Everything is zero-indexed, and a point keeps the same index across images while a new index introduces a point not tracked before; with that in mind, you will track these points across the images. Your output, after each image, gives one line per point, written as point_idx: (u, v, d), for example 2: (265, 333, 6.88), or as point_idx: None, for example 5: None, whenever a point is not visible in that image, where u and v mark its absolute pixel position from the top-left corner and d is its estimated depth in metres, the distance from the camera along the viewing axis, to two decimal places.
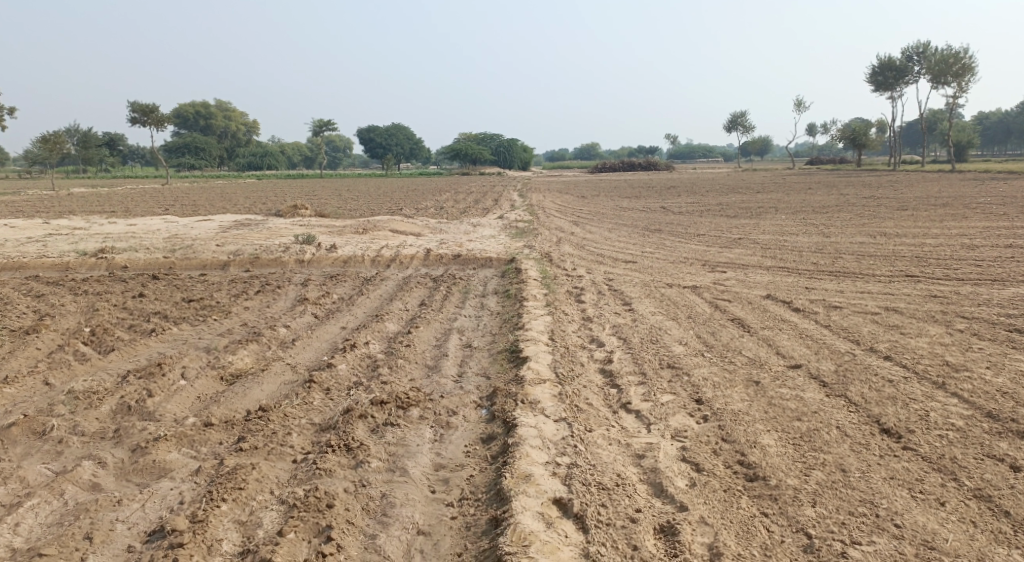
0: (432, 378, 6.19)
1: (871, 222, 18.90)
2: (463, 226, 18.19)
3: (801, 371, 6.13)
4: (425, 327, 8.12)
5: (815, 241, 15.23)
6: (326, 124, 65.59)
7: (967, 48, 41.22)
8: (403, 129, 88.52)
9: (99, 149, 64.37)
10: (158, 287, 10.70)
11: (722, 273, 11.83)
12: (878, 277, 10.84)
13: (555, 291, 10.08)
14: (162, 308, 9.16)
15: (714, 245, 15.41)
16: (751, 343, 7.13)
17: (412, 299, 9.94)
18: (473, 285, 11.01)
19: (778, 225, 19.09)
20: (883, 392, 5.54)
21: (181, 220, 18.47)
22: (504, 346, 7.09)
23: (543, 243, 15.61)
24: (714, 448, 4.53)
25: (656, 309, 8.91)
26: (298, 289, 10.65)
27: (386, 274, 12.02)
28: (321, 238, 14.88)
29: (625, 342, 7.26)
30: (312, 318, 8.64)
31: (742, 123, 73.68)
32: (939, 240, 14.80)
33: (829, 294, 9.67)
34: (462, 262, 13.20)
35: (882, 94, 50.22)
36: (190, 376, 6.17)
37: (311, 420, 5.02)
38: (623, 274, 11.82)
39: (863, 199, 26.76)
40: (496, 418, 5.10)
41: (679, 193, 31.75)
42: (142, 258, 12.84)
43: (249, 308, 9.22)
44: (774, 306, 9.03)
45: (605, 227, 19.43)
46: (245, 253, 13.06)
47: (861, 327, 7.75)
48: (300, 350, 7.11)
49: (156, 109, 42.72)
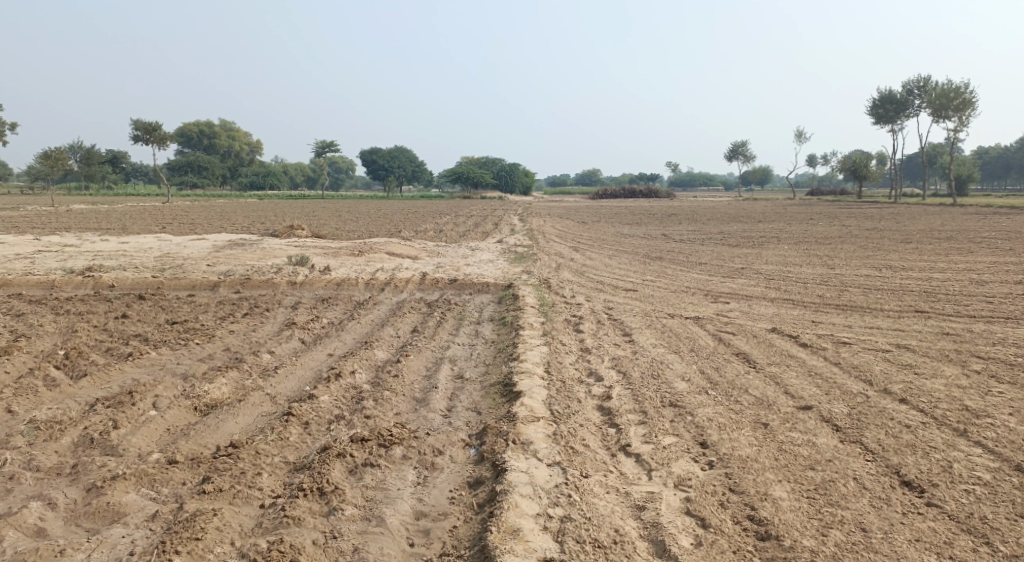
0: (420, 412, 5.82)
1: (876, 255, 18.58)
2: (461, 250, 17.89)
3: (812, 412, 5.76)
4: (416, 356, 7.75)
5: (819, 273, 14.90)
6: (328, 145, 65.72)
7: (969, 82, 41.29)
8: (405, 152, 88.74)
9: (100, 166, 64.36)
10: (142, 308, 10.37)
11: (726, 304, 11.48)
12: (886, 311, 10.48)
13: (553, 320, 9.73)
14: (144, 330, 8.82)
15: (716, 274, 15.10)
16: (758, 380, 6.76)
17: (404, 325, 9.58)
18: (469, 311, 10.67)
19: (781, 255, 18.78)
20: (900, 439, 5.18)
21: (174, 238, 18.17)
22: (497, 379, 6.72)
23: (542, 269, 15.29)
24: (722, 500, 4.16)
25: (658, 342, 8.55)
26: (287, 312, 10.31)
27: (379, 298, 11.68)
28: (315, 259, 14.56)
29: (624, 376, 6.90)
30: (298, 344, 8.28)
31: (744, 152, 73.78)
32: (946, 275, 14.48)
33: (837, 329, 9.31)
34: (458, 287, 12.85)
35: (883, 126, 50.27)
36: (162, 405, 5.81)
37: (284, 458, 4.67)
38: (624, 303, 11.47)
39: (867, 230, 26.51)
40: (485, 460, 4.74)
41: (680, 222, 31.51)
42: (130, 276, 12.51)
43: (233, 332, 8.87)
44: (780, 340, 8.68)
45: (606, 254, 19.12)
46: (235, 274, 12.74)
47: (872, 365, 7.38)
48: (282, 377, 6.76)
49: (159, 126, 42.70)
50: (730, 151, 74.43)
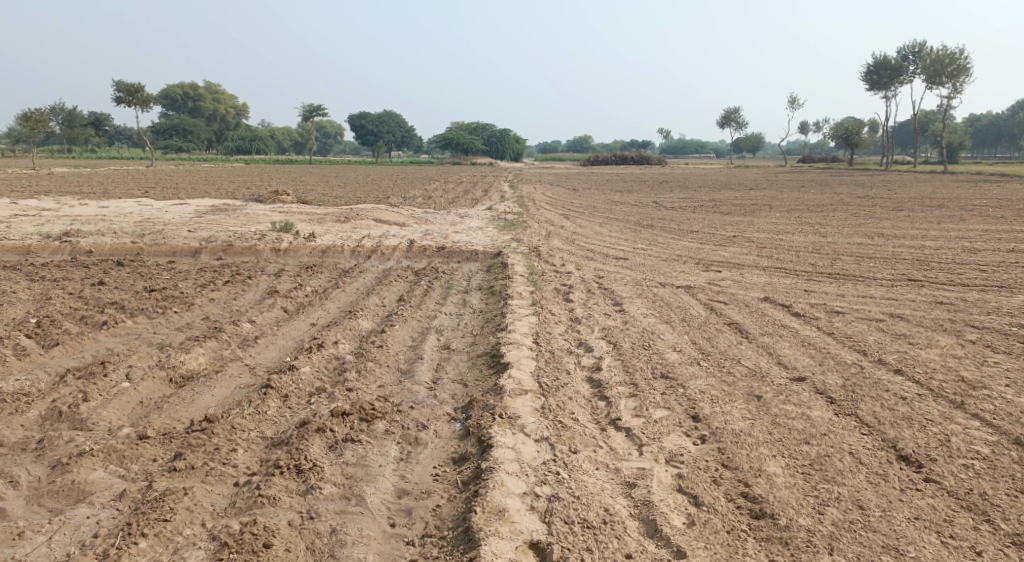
0: (404, 385, 5.64)
1: (868, 223, 18.42)
2: (450, 217, 17.61)
3: (806, 385, 5.62)
4: (401, 326, 7.55)
5: (811, 241, 14.75)
6: (314, 109, 64.54)
7: (963, 48, 40.86)
8: (394, 118, 87.54)
9: (83, 129, 63.07)
10: (120, 275, 10.09)
11: (718, 272, 11.32)
12: (879, 280, 10.35)
13: (542, 289, 9.55)
14: (121, 298, 8.56)
15: (707, 242, 14.92)
16: (751, 351, 6.61)
17: (390, 293, 9.36)
18: (456, 280, 10.45)
19: (773, 223, 18.62)
20: (897, 412, 5.05)
21: (156, 204, 17.77)
22: (484, 350, 6.54)
23: (532, 236, 15.07)
24: (715, 476, 4.02)
25: (649, 311, 8.39)
26: (270, 279, 10.07)
27: (365, 266, 11.44)
28: (300, 225, 14.27)
29: (615, 347, 6.73)
30: (280, 313, 8.06)
31: (735, 119, 73.21)
32: (938, 243, 14.36)
33: (830, 298, 9.18)
34: (446, 255, 12.61)
35: (876, 92, 49.87)
36: (135, 377, 5.60)
37: (261, 434, 4.49)
38: (614, 272, 11.28)
39: (858, 198, 26.35)
40: (471, 435, 4.57)
41: (671, 189, 31.23)
42: (108, 242, 12.18)
43: (214, 300, 8.63)
44: (772, 309, 8.54)
45: (596, 221, 18.91)
46: (218, 240, 12.43)
47: (866, 335, 7.25)
48: (263, 348, 6.55)
49: (141, 89, 41.76)
50: (722, 117, 73.77)
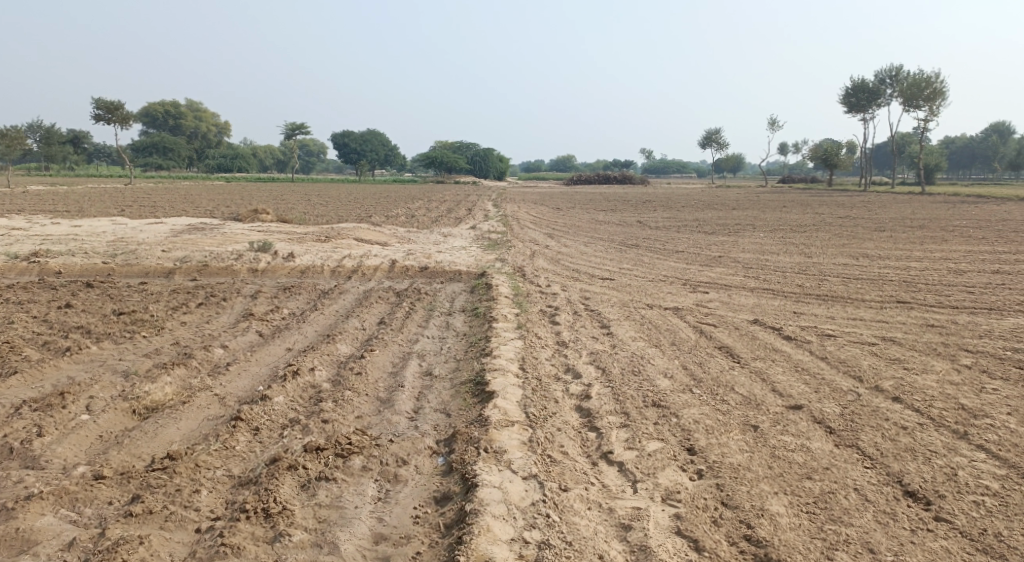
0: (383, 416, 5.35)
1: (852, 243, 18.39)
2: (433, 236, 17.36)
3: (803, 413, 5.40)
4: (381, 351, 7.26)
5: (797, 261, 14.65)
6: (298, 127, 64.22)
7: (939, 72, 41.47)
8: (377, 137, 87.43)
9: (62, 146, 62.30)
10: (89, 297, 9.72)
11: (705, 293, 11.15)
12: (868, 302, 10.22)
13: (528, 311, 9.31)
14: (87, 322, 8.20)
15: (693, 263, 14.76)
16: (744, 377, 6.39)
17: (371, 316, 9.07)
18: (439, 301, 10.18)
19: (757, 243, 18.55)
20: (899, 442, 4.84)
21: (132, 223, 17.37)
22: (468, 377, 6.26)
23: (516, 256, 14.86)
24: (714, 516, 3.79)
25: (637, 335, 8.16)
26: (246, 301, 9.74)
27: (345, 287, 11.14)
28: (279, 245, 13.95)
29: (604, 373, 6.49)
30: (254, 337, 7.73)
31: (716, 140, 73.87)
32: (923, 264, 14.31)
33: (820, 320, 9.01)
34: (429, 276, 12.34)
35: (854, 114, 50.54)
36: (95, 409, 5.27)
37: (228, 472, 4.18)
38: (600, 293, 11.07)
39: (840, 218, 26.47)
40: (453, 472, 4.30)
41: (655, 208, 31.20)
42: (79, 263, 11.79)
43: (186, 324, 8.29)
44: (763, 332, 8.35)
45: (581, 241, 18.74)
46: (193, 261, 12.08)
47: (860, 359, 7.07)
48: (235, 376, 6.23)
49: (121, 106, 41.29)
50: (703, 137, 74.44)
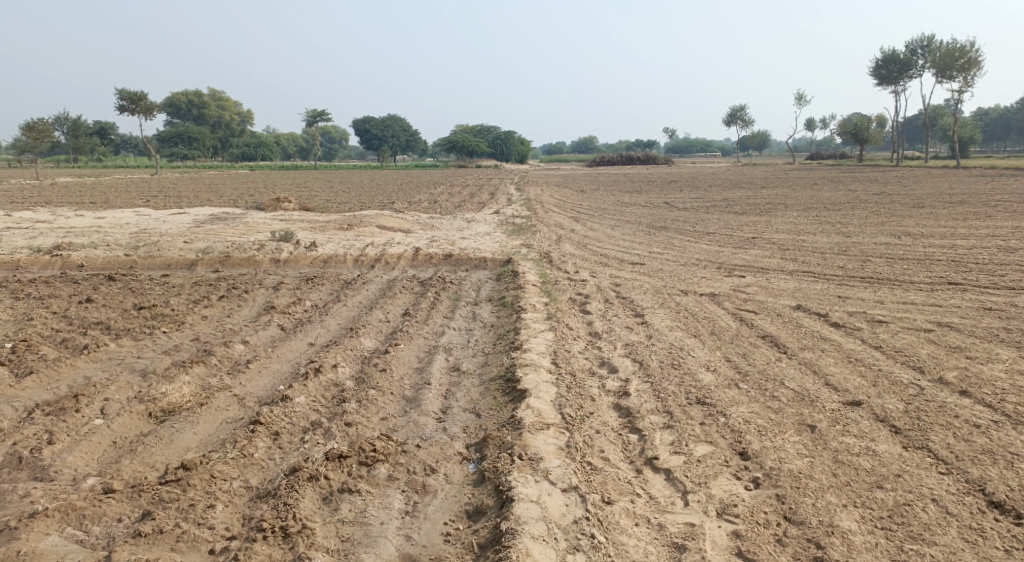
0: (409, 417, 5.03)
1: (890, 221, 17.69)
2: (457, 222, 17.01)
3: (864, 411, 4.97)
4: (406, 345, 6.94)
5: (835, 241, 14.08)
6: (318, 114, 64.12)
7: (974, 41, 40.02)
8: (399, 122, 87.12)
9: (88, 138, 62.87)
10: (109, 291, 9.53)
11: (741, 277, 10.67)
12: (917, 284, 9.68)
13: (557, 299, 8.94)
14: (106, 318, 7.98)
15: (726, 245, 14.25)
16: (794, 369, 5.96)
17: (395, 307, 8.76)
18: (465, 290, 9.84)
19: (791, 223, 17.94)
20: (973, 444, 4.41)
21: (154, 213, 17.26)
22: (498, 374, 5.91)
23: (543, 241, 14.47)
24: (778, 535, 3.46)
25: (673, 324, 7.75)
26: (267, 293, 9.48)
27: (369, 277, 10.84)
28: (301, 234, 13.70)
29: (643, 367, 6.10)
30: (276, 332, 7.45)
31: (741, 118, 72.33)
32: (970, 242, 13.65)
33: (867, 305, 8.51)
34: (454, 263, 12.01)
35: (885, 88, 49.08)
36: (109, 412, 5.00)
37: (245, 483, 3.89)
38: (631, 279, 10.64)
39: (875, 195, 25.64)
40: (487, 482, 3.97)
41: (682, 189, 30.56)
42: (101, 255, 11.64)
43: (206, 318, 8.04)
44: (807, 319, 7.89)
45: (608, 224, 18.27)
46: (215, 251, 11.87)
47: (917, 348, 6.59)
48: (255, 374, 5.94)
49: (145, 97, 41.41)
50: (728, 115, 73.00)
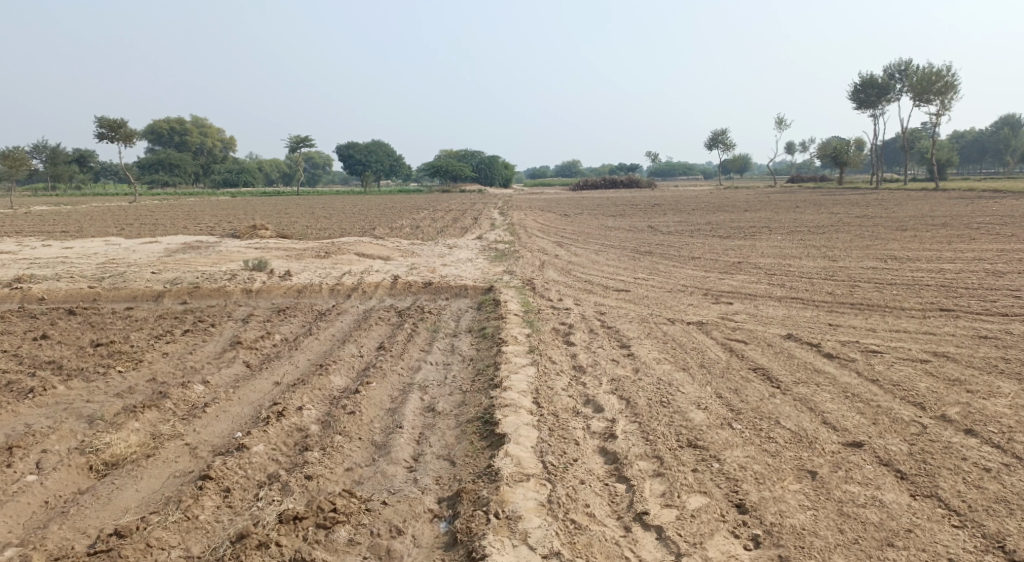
0: (377, 467, 4.62)
1: (875, 245, 17.52)
2: (438, 248, 16.68)
3: (866, 455, 4.62)
4: (379, 383, 6.53)
5: (823, 266, 13.87)
6: (301, 140, 63.92)
7: (949, 66, 40.56)
8: (382, 147, 86.98)
9: (67, 165, 62.14)
10: (68, 327, 9.05)
11: (730, 304, 10.37)
12: (909, 310, 9.41)
13: (539, 330, 8.57)
14: (60, 356, 7.52)
15: (712, 270, 13.98)
16: (790, 406, 5.61)
17: (370, 340, 8.35)
18: (444, 321, 9.44)
19: (776, 246, 17.77)
20: (987, 490, 4.08)
21: (126, 242, 16.76)
22: (475, 415, 5.52)
23: (525, 268, 14.14)
24: None
25: (660, 356, 7.40)
26: (235, 326, 9.04)
27: (344, 307, 10.43)
28: (276, 263, 13.28)
29: (630, 406, 5.73)
30: (240, 369, 7.01)
31: (722, 142, 72.94)
32: (957, 265, 13.46)
33: (859, 333, 8.22)
34: (433, 292, 11.63)
35: (864, 112, 49.65)
36: (46, 468, 4.57)
37: None
38: (616, 307, 10.31)
39: (858, 218, 25.64)
40: (459, 547, 3.61)
41: (665, 212, 30.47)
42: (64, 288, 11.16)
43: (167, 355, 7.59)
44: (799, 349, 7.56)
45: (592, 249, 18.01)
46: (184, 282, 11.42)
47: (916, 381, 6.28)
48: (212, 418, 5.51)
49: (124, 123, 40.85)
50: (709, 139, 73.72)
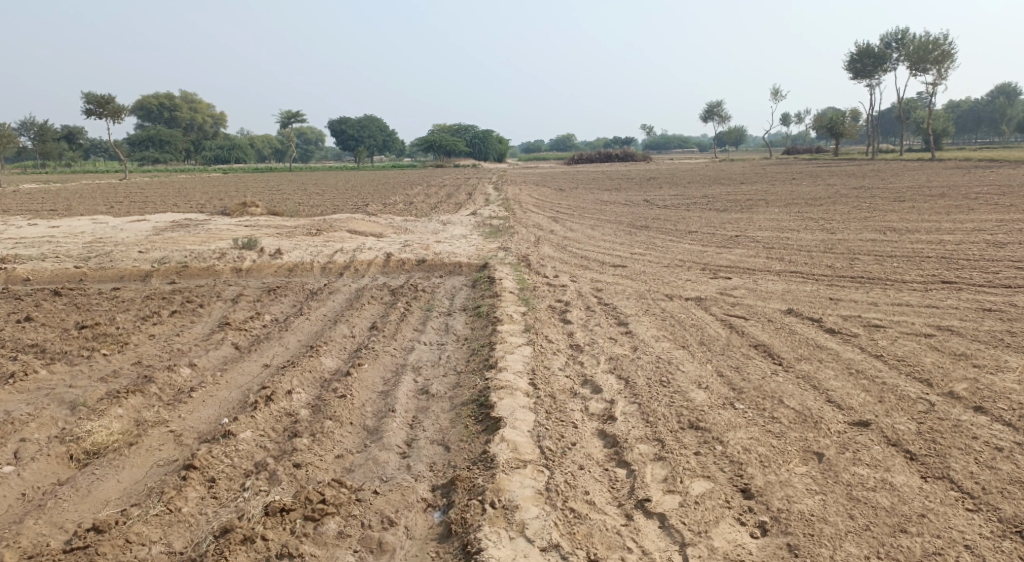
0: (369, 453, 4.46)
1: (873, 216, 17.34)
2: (432, 224, 16.45)
3: (874, 434, 4.48)
4: (371, 364, 6.36)
5: (821, 239, 13.69)
6: (292, 116, 63.21)
7: (947, 34, 40.04)
8: (375, 122, 86.10)
9: (56, 144, 61.42)
10: (52, 308, 8.84)
11: (728, 279, 10.20)
12: (910, 284, 9.25)
13: (535, 308, 8.39)
14: (43, 340, 7.32)
15: (709, 244, 13.80)
16: (793, 384, 5.46)
17: (362, 319, 8.17)
18: (438, 299, 9.26)
19: (774, 219, 17.58)
20: (1000, 471, 3.94)
21: (114, 221, 16.49)
22: (470, 398, 5.36)
23: (521, 244, 13.94)
24: None
25: (659, 333, 7.24)
26: (224, 306, 8.85)
27: (336, 286, 10.23)
28: (266, 240, 13.04)
29: (629, 386, 5.58)
30: (228, 352, 6.83)
31: (718, 114, 72.38)
32: (957, 236, 13.30)
33: (861, 308, 8.06)
34: (427, 269, 11.43)
35: (860, 82, 49.20)
36: (24, 458, 4.40)
37: None
38: (613, 284, 10.14)
39: (855, 189, 25.42)
40: (454, 540, 3.47)
41: (661, 186, 30.20)
42: (48, 268, 10.92)
43: (154, 337, 7.40)
44: (801, 324, 7.40)
45: (587, 224, 17.79)
46: (172, 261, 11.20)
47: (921, 357, 6.13)
48: (198, 404, 5.34)
49: (111, 100, 40.18)
50: (704, 111, 73.17)
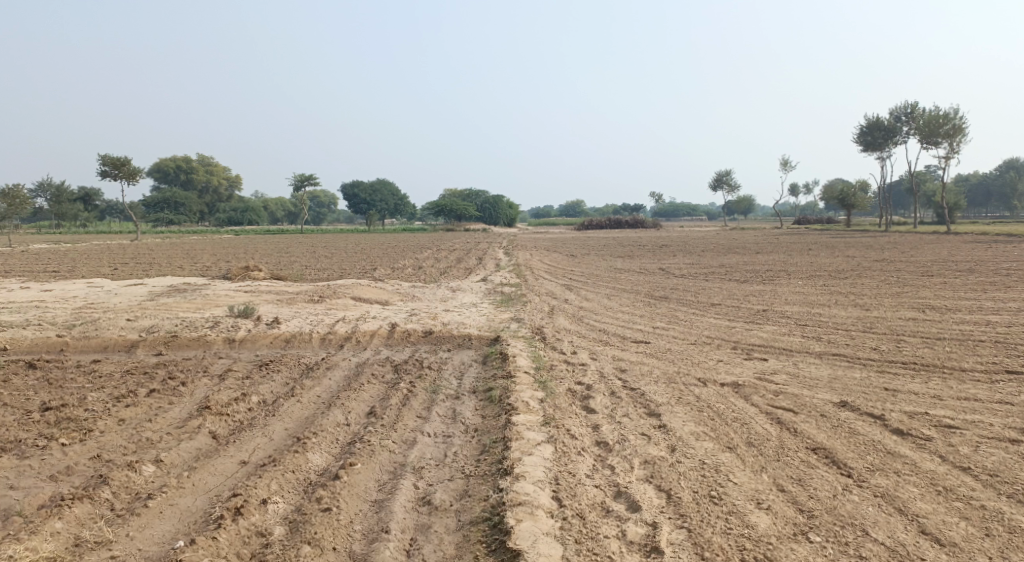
0: None
1: (906, 292, 16.44)
2: (441, 291, 15.69)
3: None
4: (365, 462, 5.43)
5: (856, 316, 12.80)
6: (306, 180, 63.62)
7: (958, 109, 39.92)
8: (387, 186, 86.84)
9: (73, 205, 61.94)
10: (19, 384, 7.99)
11: (764, 361, 9.28)
12: (971, 373, 8.31)
13: (554, 393, 7.48)
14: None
15: (736, 319, 12.89)
16: (874, 508, 4.56)
17: (360, 403, 7.23)
18: (445, 379, 8.36)
19: (798, 293, 16.76)
20: None
21: (111, 284, 15.79)
22: (481, 518, 4.47)
23: (534, 314, 13.13)
24: None
25: (698, 429, 6.27)
26: (208, 383, 7.97)
27: (335, 360, 9.37)
28: (265, 308, 12.26)
29: (674, 502, 4.65)
30: (203, 444, 5.90)
31: (727, 183, 72.67)
32: (1003, 317, 12.37)
33: (923, 402, 7.13)
34: (434, 343, 10.58)
35: (871, 154, 49.11)
36: None
37: None
38: (638, 364, 9.22)
39: (876, 262, 24.63)
40: None
41: (676, 253, 29.50)
42: (28, 337, 10.13)
43: (123, 423, 6.50)
44: (861, 422, 6.44)
45: (603, 293, 17.02)
46: (161, 331, 10.38)
47: (1018, 471, 5.18)
48: (153, 518, 4.45)
49: (128, 161, 40.27)
50: (714, 180, 73.45)
